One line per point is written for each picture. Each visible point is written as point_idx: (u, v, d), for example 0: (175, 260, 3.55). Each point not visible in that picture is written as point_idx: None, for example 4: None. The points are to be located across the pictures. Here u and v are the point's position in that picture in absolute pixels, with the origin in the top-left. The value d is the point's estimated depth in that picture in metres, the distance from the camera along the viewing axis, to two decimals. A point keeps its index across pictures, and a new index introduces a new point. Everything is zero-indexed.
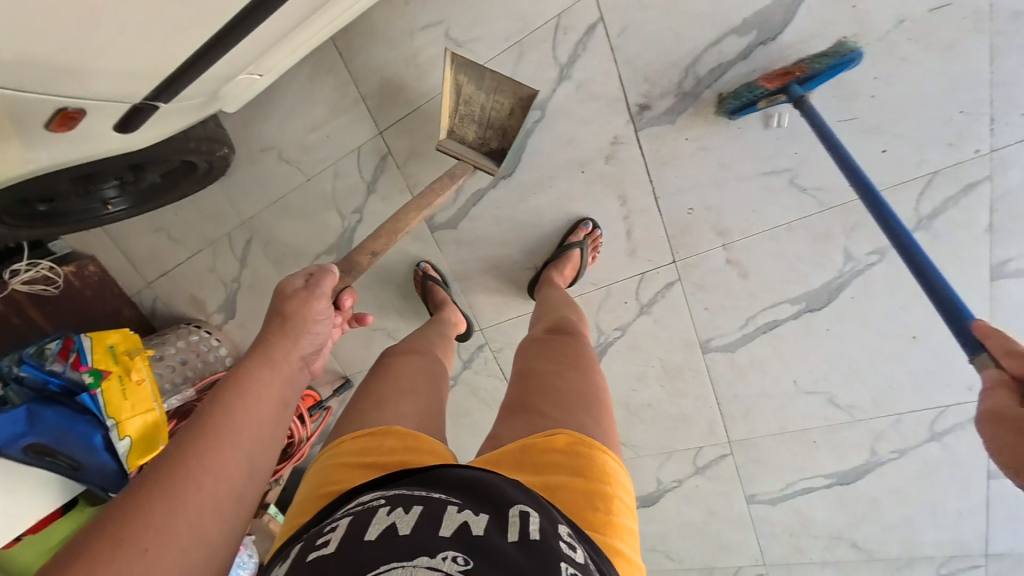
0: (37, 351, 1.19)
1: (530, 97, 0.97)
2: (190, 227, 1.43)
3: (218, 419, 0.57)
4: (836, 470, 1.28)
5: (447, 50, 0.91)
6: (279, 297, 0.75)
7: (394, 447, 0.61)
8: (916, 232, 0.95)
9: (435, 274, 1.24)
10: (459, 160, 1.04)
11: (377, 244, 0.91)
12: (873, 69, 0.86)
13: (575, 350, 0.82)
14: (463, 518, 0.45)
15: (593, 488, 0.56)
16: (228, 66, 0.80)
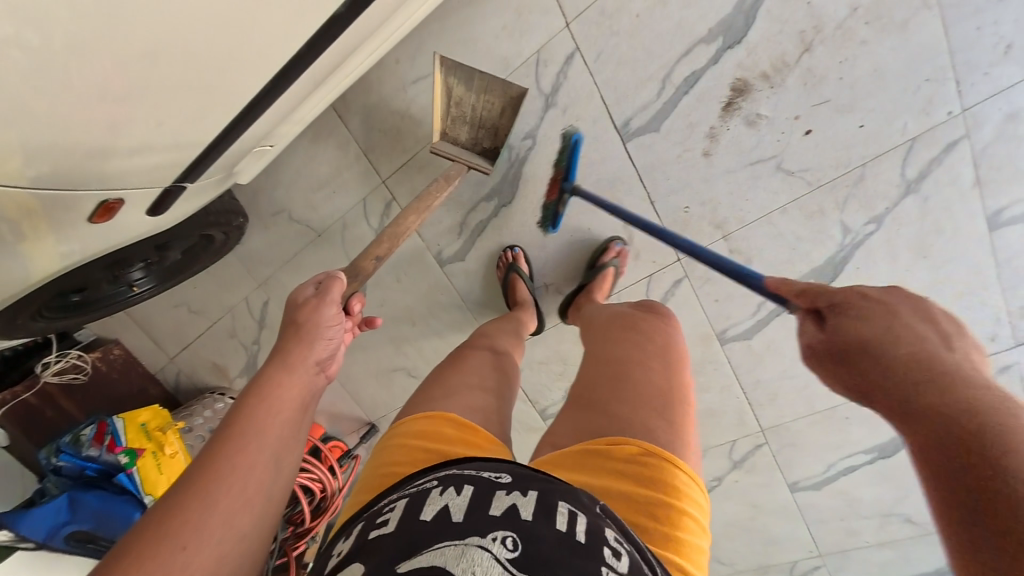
0: (75, 438, 1.21)
1: (521, 95, 0.98)
2: (208, 297, 1.48)
3: (243, 422, 0.61)
4: (874, 444, 1.27)
5: (437, 54, 0.95)
6: (292, 306, 0.79)
7: (453, 437, 0.66)
8: (907, 196, 0.99)
9: (523, 264, 1.19)
10: (452, 161, 1.06)
11: (380, 248, 0.95)
12: (836, 55, 0.91)
13: (660, 336, 0.83)
14: (512, 500, 0.48)
15: (663, 502, 0.59)
16: (243, 144, 0.87)
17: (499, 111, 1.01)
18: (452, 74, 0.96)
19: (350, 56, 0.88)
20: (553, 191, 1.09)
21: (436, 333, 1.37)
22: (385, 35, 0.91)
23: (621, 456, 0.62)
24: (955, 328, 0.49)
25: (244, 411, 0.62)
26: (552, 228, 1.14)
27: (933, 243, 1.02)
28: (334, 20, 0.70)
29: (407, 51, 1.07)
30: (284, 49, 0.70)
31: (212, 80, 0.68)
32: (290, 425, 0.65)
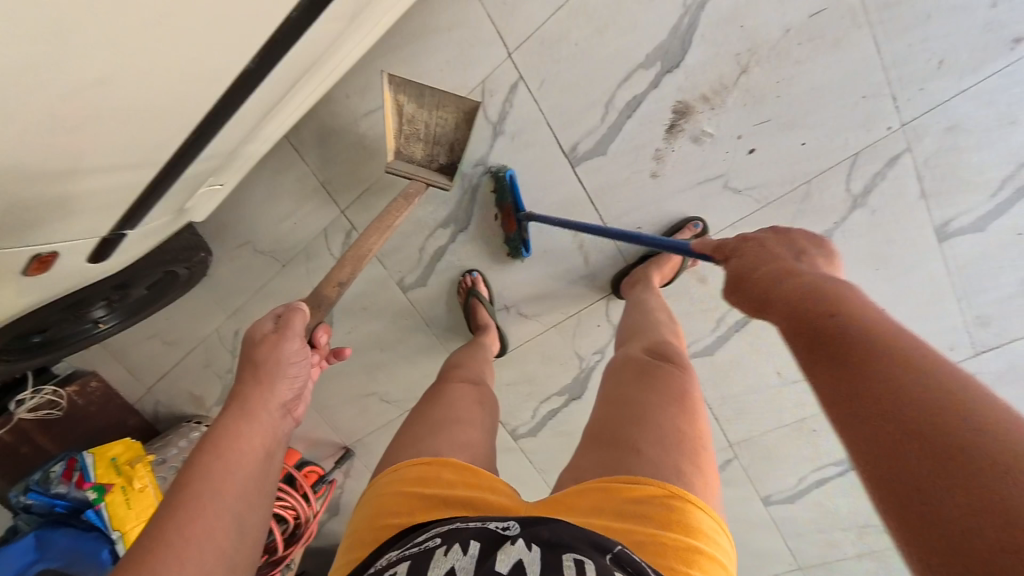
0: (43, 476, 1.22)
1: (475, 108, 0.97)
2: (180, 328, 1.49)
3: (200, 480, 0.64)
4: (844, 455, 1.26)
5: (385, 71, 0.93)
6: (250, 343, 0.80)
7: (453, 480, 0.69)
8: (855, 211, 0.99)
9: (481, 289, 1.20)
10: (410, 179, 1.05)
11: (342, 274, 0.94)
12: (774, 74, 0.91)
13: (678, 383, 0.83)
14: (517, 554, 0.51)
15: (681, 543, 0.60)
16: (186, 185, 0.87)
17: (453, 125, 1.00)
18: (401, 92, 0.95)
19: (288, 96, 0.90)
20: (511, 222, 1.11)
21: (405, 358, 1.38)
22: (324, 75, 0.93)
23: (632, 492, 0.64)
24: (811, 252, 0.65)
25: (203, 466, 0.66)
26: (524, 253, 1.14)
27: (889, 254, 1.02)
28: (247, 75, 0.73)
29: (357, 85, 1.08)
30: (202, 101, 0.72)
31: (134, 141, 0.69)
32: (250, 476, 0.69)
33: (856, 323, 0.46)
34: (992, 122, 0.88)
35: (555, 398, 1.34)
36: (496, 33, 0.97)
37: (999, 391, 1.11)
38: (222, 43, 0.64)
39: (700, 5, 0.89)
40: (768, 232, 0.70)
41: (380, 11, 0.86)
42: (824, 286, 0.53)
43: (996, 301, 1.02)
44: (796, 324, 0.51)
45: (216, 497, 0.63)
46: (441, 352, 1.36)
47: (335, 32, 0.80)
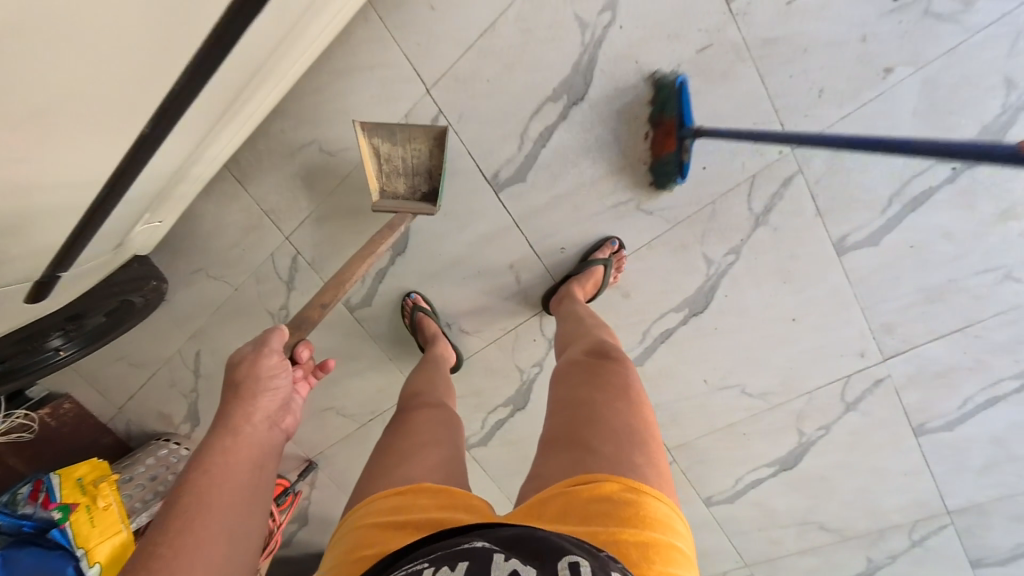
0: (12, 498, 1.29)
1: (442, 132, 1.00)
2: (144, 351, 1.55)
3: (189, 502, 0.67)
4: (775, 456, 1.31)
5: (355, 119, 0.96)
6: (231, 364, 0.83)
7: (426, 506, 0.69)
8: (758, 228, 1.05)
9: (425, 305, 1.26)
10: (397, 214, 1.07)
11: (325, 297, 0.99)
12: (670, 105, 0.98)
13: (621, 377, 0.87)
14: (511, 568, 0.51)
15: (645, 538, 0.61)
16: (111, 234, 0.92)
17: (427, 154, 1.02)
18: (374, 134, 0.98)
19: (208, 138, 0.92)
20: (671, 140, 0.97)
21: (358, 373, 1.44)
22: (246, 116, 0.96)
23: (598, 493, 0.65)
24: None
25: (192, 485, 0.69)
26: (681, 178, 0.98)
27: (793, 268, 1.08)
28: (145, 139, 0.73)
29: (290, 120, 1.13)
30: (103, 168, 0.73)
31: (36, 216, 0.71)
32: (239, 487, 0.73)
33: None
34: None
35: (500, 409, 1.40)
36: (415, 72, 1.04)
37: (911, 393, 1.16)
38: (109, 124, 0.66)
39: (597, 43, 0.95)
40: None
41: (292, 57, 0.90)
42: None
43: (899, 309, 1.08)
44: None
45: (208, 509, 0.67)
46: (391, 368, 1.42)
47: (240, 83, 0.82)
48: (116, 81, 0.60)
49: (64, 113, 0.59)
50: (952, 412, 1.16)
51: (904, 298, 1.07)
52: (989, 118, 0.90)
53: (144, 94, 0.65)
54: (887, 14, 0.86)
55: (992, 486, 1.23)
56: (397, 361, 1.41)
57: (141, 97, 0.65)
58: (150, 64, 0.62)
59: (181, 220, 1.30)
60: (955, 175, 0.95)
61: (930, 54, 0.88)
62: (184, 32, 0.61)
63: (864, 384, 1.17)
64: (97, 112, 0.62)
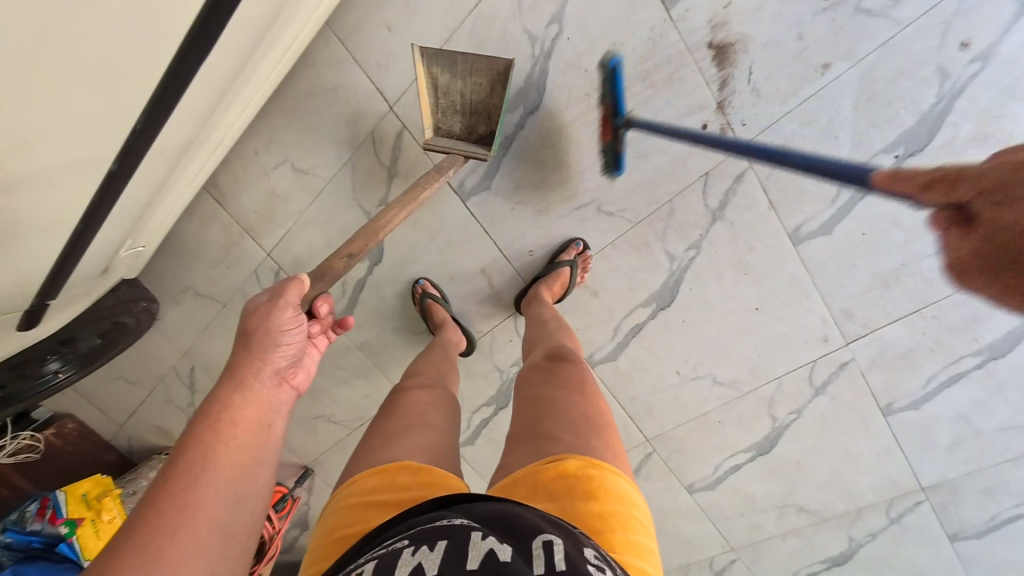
0: (21, 515, 1.37)
1: (507, 67, 0.91)
2: (140, 368, 1.61)
3: (194, 453, 0.66)
4: (751, 442, 1.35)
5: (415, 44, 0.89)
6: (246, 313, 0.82)
7: (410, 484, 0.67)
8: (715, 224, 1.09)
9: (434, 292, 1.26)
10: (449, 155, 1.01)
11: (352, 246, 0.92)
12: (621, 111, 1.02)
13: (576, 375, 0.90)
14: (487, 546, 0.47)
15: (607, 509, 0.62)
16: (91, 265, 0.97)
17: (488, 91, 0.95)
18: (434, 63, 0.91)
19: (180, 163, 0.96)
20: (608, 129, 1.02)
21: (345, 380, 1.49)
22: (215, 139, 0.99)
23: (564, 471, 0.65)
24: None
25: (199, 435, 0.68)
26: (616, 171, 1.05)
27: (751, 260, 1.12)
28: (113, 174, 0.76)
29: (262, 142, 1.18)
30: (75, 206, 0.77)
31: (17, 252, 0.76)
32: (248, 443, 0.72)
33: None
34: (817, 140, 0.99)
35: (484, 408, 1.44)
36: (377, 90, 1.08)
37: (874, 375, 1.19)
38: (73, 163, 0.69)
39: (547, 54, 0.99)
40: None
41: (253, 83, 0.93)
42: None
43: (856, 295, 1.11)
44: None
45: (215, 464, 0.66)
46: (376, 374, 1.46)
47: (201, 114, 0.85)
48: (76, 125, 0.64)
49: (25, 163, 0.62)
50: (917, 392, 1.20)
51: (860, 283, 1.10)
52: (927, 108, 0.93)
53: (108, 133, 0.69)
54: (820, 13, 0.90)
55: (961, 462, 1.27)
56: (381, 367, 1.45)
57: (101, 137, 0.69)
58: (106, 107, 0.65)
59: (167, 242, 1.35)
60: (899, 163, 0.98)
61: (864, 49, 0.91)
62: (135, 75, 0.64)
63: (829, 368, 1.20)
64: (60, 156, 0.66)
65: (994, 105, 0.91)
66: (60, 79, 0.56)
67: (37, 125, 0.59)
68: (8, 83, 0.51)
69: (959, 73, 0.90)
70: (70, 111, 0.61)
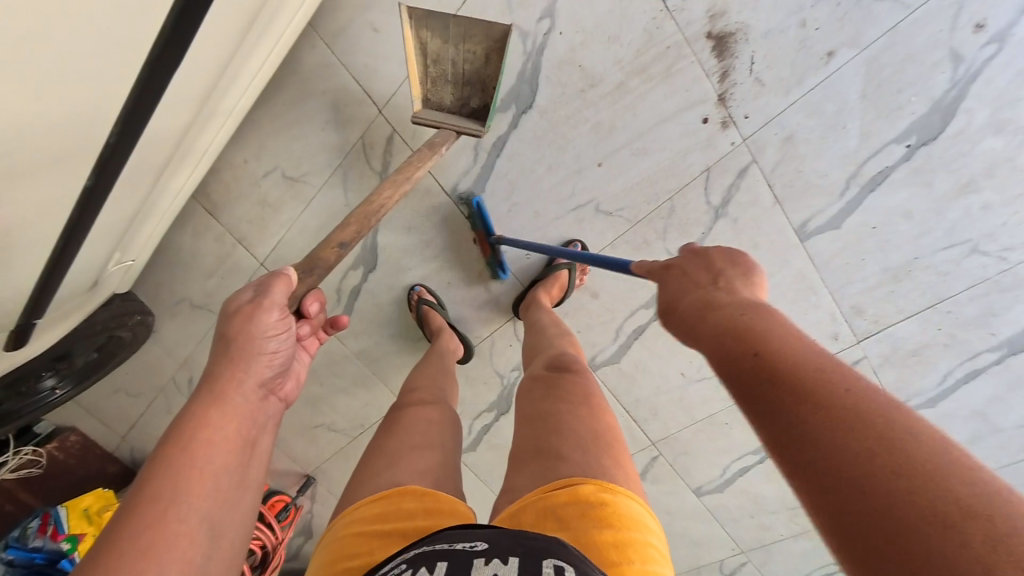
0: (22, 532, 1.34)
1: (506, 33, 0.87)
2: (140, 380, 1.60)
3: (168, 476, 0.64)
4: (758, 444, 1.32)
5: (403, 4, 0.85)
6: (225, 316, 0.78)
7: (414, 511, 0.64)
8: (718, 221, 1.05)
9: (430, 297, 1.24)
10: (439, 128, 0.97)
11: (344, 234, 0.86)
12: (618, 107, 0.99)
13: (581, 387, 0.86)
14: (492, 570, 0.45)
15: (623, 538, 0.59)
16: (78, 282, 0.95)
17: (482, 59, 0.91)
18: (425, 25, 0.87)
19: (165, 175, 0.93)
20: (486, 246, 1.14)
21: (343, 389, 1.47)
22: (200, 150, 0.97)
23: (577, 496, 0.62)
24: (730, 269, 0.65)
25: (176, 455, 0.66)
26: (501, 274, 1.18)
27: (755, 258, 1.08)
28: (89, 192, 0.73)
29: (251, 150, 1.15)
30: (52, 225, 0.74)
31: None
32: (228, 463, 0.70)
33: (749, 333, 0.51)
34: (823, 131, 0.95)
35: (485, 414, 1.42)
36: (366, 93, 1.05)
37: (886, 373, 1.15)
38: (48, 181, 0.66)
39: (539, 50, 0.95)
40: (687, 253, 0.71)
41: (236, 89, 0.90)
42: (739, 312, 0.55)
43: (866, 291, 1.07)
44: (718, 342, 0.54)
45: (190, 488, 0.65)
46: (374, 382, 1.44)
47: (181, 126, 0.82)
48: (48, 143, 0.60)
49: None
50: (932, 389, 1.16)
51: (870, 279, 1.06)
52: (938, 94, 0.89)
53: (81, 152, 0.66)
54: None
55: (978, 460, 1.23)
56: (380, 375, 1.43)
57: (77, 153, 0.66)
58: (79, 123, 0.61)
59: (160, 254, 1.34)
60: (911, 153, 0.93)
61: (871, 34, 0.87)
62: (105, 89, 0.61)
63: None
64: (35, 174, 0.63)
65: (1007, 90, 0.86)
66: (28, 101, 0.53)
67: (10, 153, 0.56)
68: None
69: (973, 58, 0.85)
70: (42, 131, 0.58)
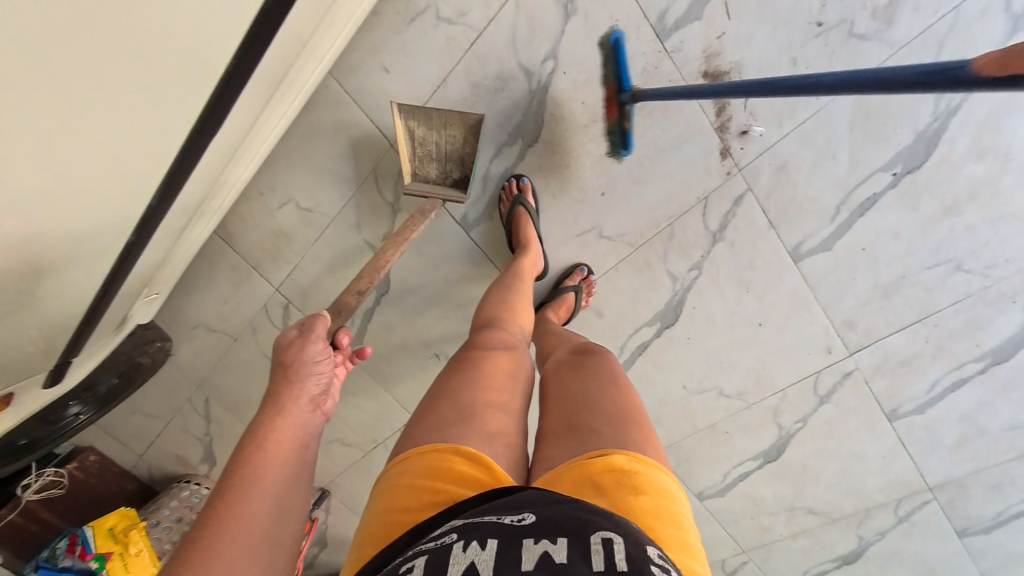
0: (52, 552, 1.44)
1: (479, 122, 1.01)
2: (157, 401, 1.65)
3: (241, 469, 0.68)
4: (758, 450, 1.38)
5: (392, 102, 0.97)
6: (279, 348, 0.87)
7: (468, 475, 0.62)
8: (716, 244, 1.10)
9: (528, 198, 1.10)
10: (427, 198, 1.10)
11: (361, 283, 0.97)
12: (619, 140, 1.03)
13: (608, 368, 0.88)
14: (542, 548, 0.47)
15: (657, 506, 0.62)
16: (118, 313, 1.00)
17: (462, 142, 1.04)
18: (411, 118, 0.99)
19: (201, 210, 0.97)
20: (614, 108, 0.98)
21: (357, 405, 1.52)
22: (227, 191, 1.01)
23: (611, 466, 0.65)
24: None
25: (242, 454, 0.71)
26: (624, 150, 1.01)
27: (751, 277, 1.13)
28: (131, 246, 0.81)
29: (265, 183, 1.19)
30: (102, 268, 0.81)
31: (46, 316, 0.79)
32: (290, 459, 0.74)
33: None
34: (813, 158, 1.00)
35: None
36: (378, 130, 1.10)
37: (878, 381, 1.21)
38: (114, 220, 0.73)
39: (544, 89, 1.00)
40: None
41: (265, 132, 0.93)
42: None
43: (858, 305, 1.13)
44: None
45: (259, 478, 0.68)
46: (387, 398, 1.49)
47: (215, 170, 0.86)
48: (105, 188, 0.66)
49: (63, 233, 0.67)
50: (922, 396, 1.22)
51: (861, 295, 1.11)
52: (921, 125, 0.94)
53: (137, 198, 0.72)
54: (813, 37, 0.90)
55: (966, 460, 1.29)
56: (392, 392, 1.47)
57: (135, 194, 0.72)
58: (137, 168, 0.67)
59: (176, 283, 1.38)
60: (897, 180, 0.99)
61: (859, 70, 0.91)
62: (150, 148, 0.66)
63: (834, 378, 1.22)
64: (95, 212, 0.69)
65: (987, 120, 0.92)
66: (79, 167, 0.60)
67: (59, 212, 0.63)
68: (54, 162, 0.56)
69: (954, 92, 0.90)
70: (109, 182, 0.66)
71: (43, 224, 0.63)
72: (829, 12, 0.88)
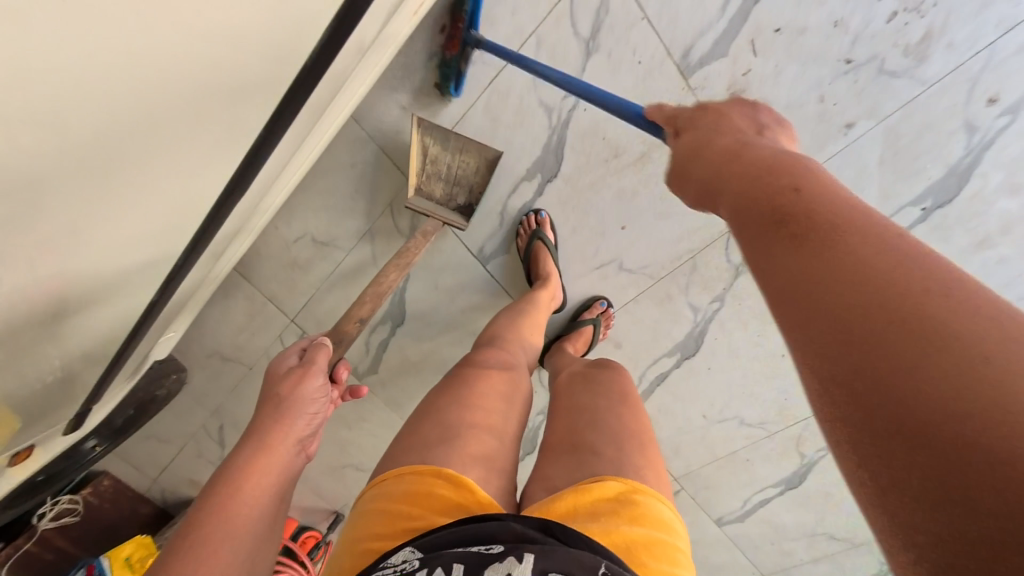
0: None
1: (496, 158, 1.01)
2: (172, 427, 1.64)
3: (211, 523, 0.62)
4: (780, 477, 1.36)
5: (415, 114, 0.96)
6: (275, 376, 0.81)
7: (447, 502, 0.59)
8: (739, 277, 1.09)
9: (546, 233, 1.10)
10: (426, 217, 1.05)
11: (363, 309, 0.94)
12: (640, 174, 1.02)
13: (619, 385, 0.87)
14: (506, 569, 0.47)
15: (652, 538, 0.59)
16: (140, 355, 1.02)
17: (474, 170, 1.03)
18: (428, 134, 0.98)
19: (225, 255, 0.98)
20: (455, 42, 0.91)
21: (372, 432, 1.51)
22: (250, 231, 0.99)
23: (606, 495, 0.62)
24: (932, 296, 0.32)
25: (215, 502, 0.64)
26: (455, 92, 0.98)
27: None
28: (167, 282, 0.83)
29: (281, 217, 1.18)
30: (132, 314, 0.83)
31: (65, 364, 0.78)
32: (264, 512, 0.67)
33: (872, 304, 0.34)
34: None
35: None
36: (395, 164, 1.10)
37: None
38: (144, 270, 0.74)
39: (564, 125, 0.99)
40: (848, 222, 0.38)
41: (290, 169, 0.89)
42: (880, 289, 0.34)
43: None
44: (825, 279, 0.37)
45: (229, 539, 0.62)
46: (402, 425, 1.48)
47: (238, 220, 0.86)
48: (141, 245, 0.68)
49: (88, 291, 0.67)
50: None
51: None
52: (953, 160, 0.91)
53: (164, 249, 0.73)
54: (841, 75, 0.88)
55: None
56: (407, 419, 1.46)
57: (163, 247, 0.73)
58: (173, 222, 0.69)
59: None
60: (926, 215, 0.96)
61: (888, 107, 0.89)
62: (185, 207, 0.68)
63: None
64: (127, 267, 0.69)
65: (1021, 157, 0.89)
66: (115, 228, 0.60)
67: (96, 271, 0.64)
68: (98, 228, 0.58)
69: (987, 127, 0.88)
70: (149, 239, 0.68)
71: (68, 287, 0.62)
72: (859, 49, 0.86)
